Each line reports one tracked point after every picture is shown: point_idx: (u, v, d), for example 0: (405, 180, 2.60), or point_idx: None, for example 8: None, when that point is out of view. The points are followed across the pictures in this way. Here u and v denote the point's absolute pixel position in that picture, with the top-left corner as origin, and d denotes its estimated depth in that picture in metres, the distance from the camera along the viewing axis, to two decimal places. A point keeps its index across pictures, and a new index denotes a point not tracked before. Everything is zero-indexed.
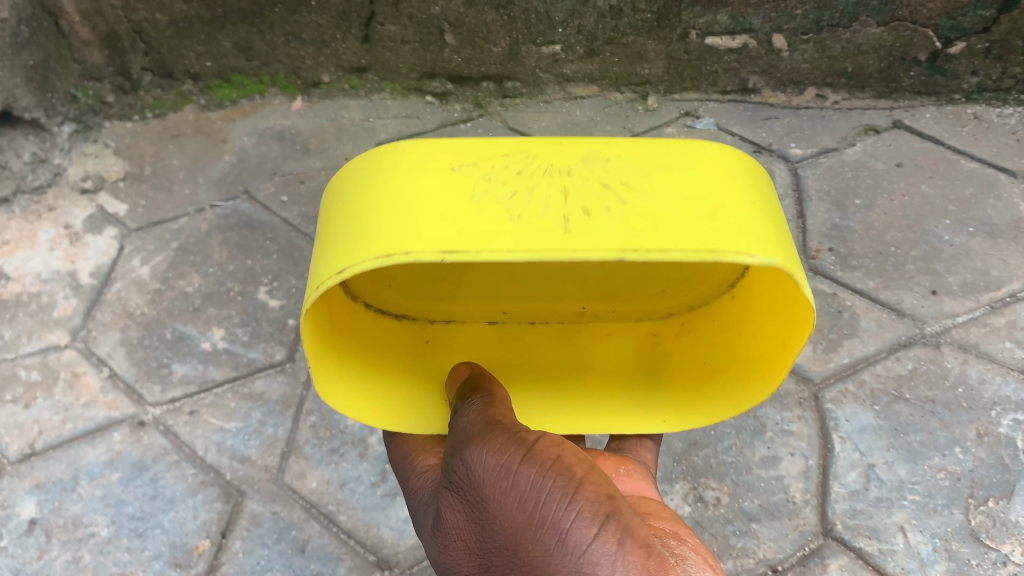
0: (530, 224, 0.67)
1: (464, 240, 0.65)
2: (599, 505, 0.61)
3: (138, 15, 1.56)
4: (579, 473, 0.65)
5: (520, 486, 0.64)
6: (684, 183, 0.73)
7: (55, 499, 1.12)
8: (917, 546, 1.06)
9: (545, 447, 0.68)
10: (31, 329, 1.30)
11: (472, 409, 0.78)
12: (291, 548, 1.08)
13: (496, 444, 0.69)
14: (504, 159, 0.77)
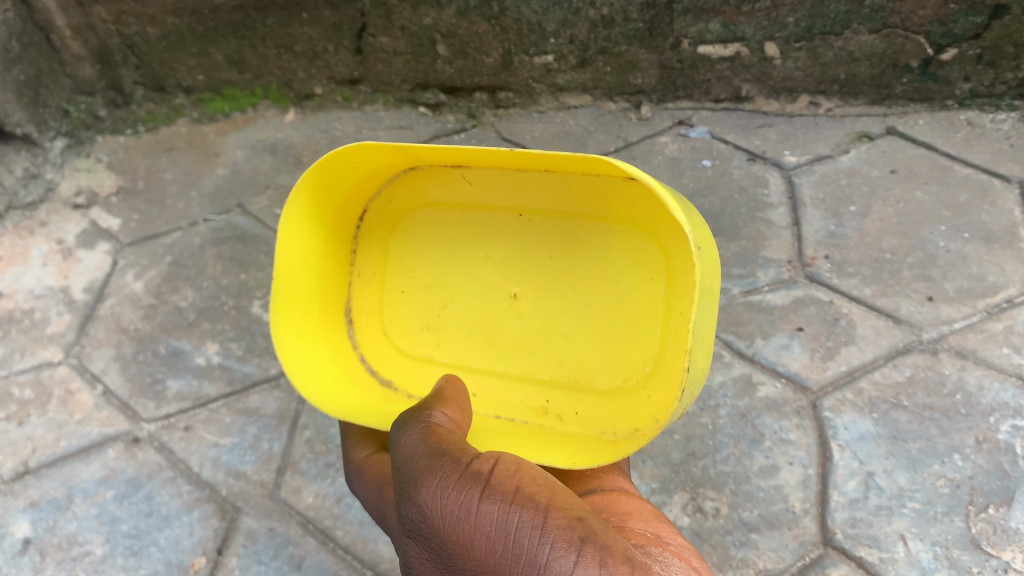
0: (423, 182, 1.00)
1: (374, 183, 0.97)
2: (571, 531, 0.63)
3: (129, 29, 1.55)
4: (542, 501, 0.66)
5: (485, 526, 0.65)
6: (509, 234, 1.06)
7: (49, 518, 1.11)
8: (917, 554, 1.05)
9: (499, 477, 0.68)
10: (24, 346, 1.29)
11: (412, 436, 0.75)
12: (288, 564, 1.06)
13: (448, 479, 0.68)
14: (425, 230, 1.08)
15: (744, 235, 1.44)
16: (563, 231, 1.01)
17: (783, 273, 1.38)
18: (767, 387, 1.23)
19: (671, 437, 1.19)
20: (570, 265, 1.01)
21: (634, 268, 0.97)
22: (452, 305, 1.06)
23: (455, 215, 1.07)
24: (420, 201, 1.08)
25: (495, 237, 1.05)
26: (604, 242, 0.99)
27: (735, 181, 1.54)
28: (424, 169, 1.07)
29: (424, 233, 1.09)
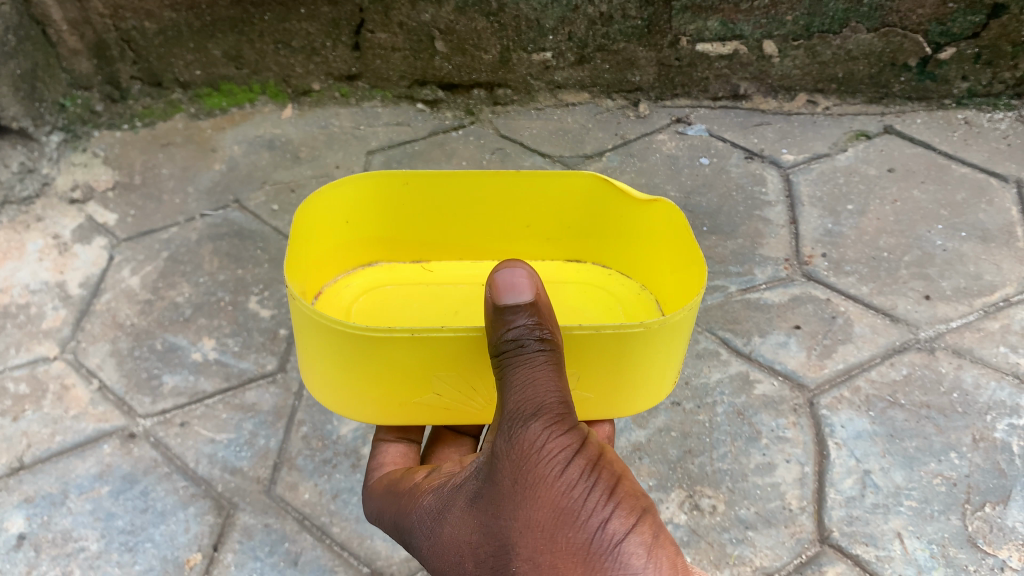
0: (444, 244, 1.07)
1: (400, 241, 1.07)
2: (637, 502, 0.65)
3: (127, 23, 1.55)
4: (619, 472, 0.67)
5: (570, 473, 0.64)
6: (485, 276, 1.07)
7: (43, 513, 1.10)
8: (914, 552, 1.05)
9: (593, 440, 0.68)
10: (19, 340, 1.29)
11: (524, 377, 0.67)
12: (284, 560, 1.06)
13: (558, 420, 0.67)
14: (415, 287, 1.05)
15: (742, 233, 1.44)
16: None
17: (780, 271, 1.38)
18: (764, 385, 1.23)
19: (668, 435, 1.18)
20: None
21: (587, 314, 1.04)
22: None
23: (415, 295, 1.05)
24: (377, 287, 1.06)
25: (457, 306, 1.04)
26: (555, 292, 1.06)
27: (733, 179, 1.54)
28: (383, 264, 1.09)
29: (385, 310, 1.03)
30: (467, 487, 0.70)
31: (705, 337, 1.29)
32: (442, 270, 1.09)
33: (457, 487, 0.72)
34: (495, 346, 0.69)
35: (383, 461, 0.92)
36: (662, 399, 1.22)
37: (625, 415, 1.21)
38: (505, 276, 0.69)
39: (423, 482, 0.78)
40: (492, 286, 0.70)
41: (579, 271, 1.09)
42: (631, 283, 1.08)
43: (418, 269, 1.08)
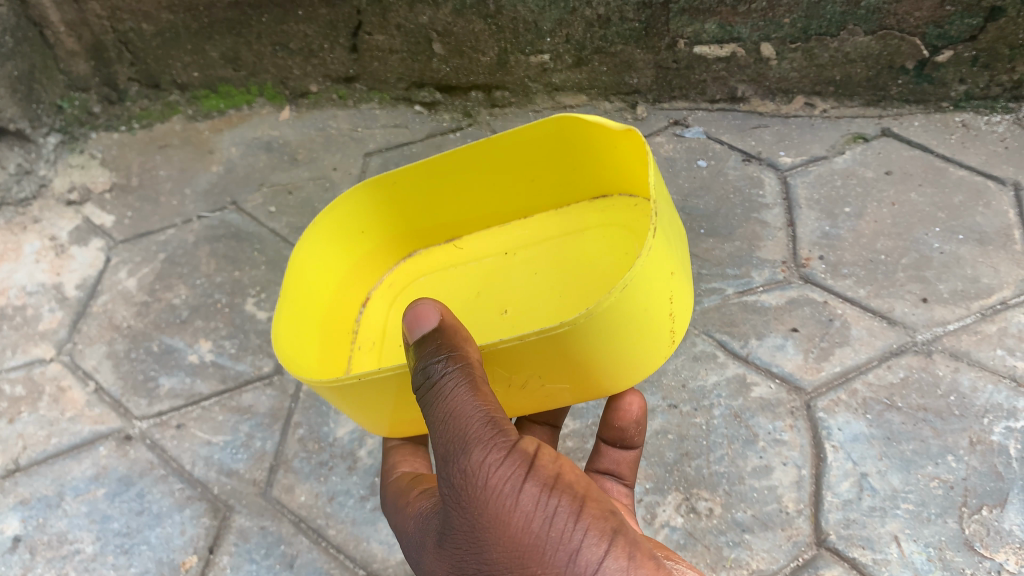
0: (461, 222, 1.17)
1: (430, 234, 1.18)
2: (604, 521, 0.66)
3: (124, 25, 1.54)
4: (578, 488, 0.68)
5: (525, 506, 0.65)
6: (525, 250, 1.11)
7: (39, 515, 1.11)
8: (911, 556, 1.06)
9: (544, 460, 0.68)
10: (17, 342, 1.29)
11: (455, 406, 0.68)
12: (279, 563, 1.05)
13: (497, 451, 0.67)
14: (450, 271, 1.15)
15: (739, 236, 1.44)
16: (542, 250, 1.10)
17: (778, 273, 1.38)
18: (761, 388, 1.23)
19: (665, 437, 1.19)
20: (548, 277, 1.05)
21: (600, 257, 1.03)
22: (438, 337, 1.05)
23: (447, 276, 1.15)
24: (414, 276, 1.17)
25: (481, 278, 1.11)
26: (570, 242, 1.08)
27: (730, 181, 1.54)
28: (421, 253, 1.20)
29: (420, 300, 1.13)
30: (434, 527, 0.73)
31: (702, 339, 1.30)
32: (474, 246, 1.17)
33: (427, 526, 0.75)
34: (416, 386, 0.71)
35: (395, 461, 0.95)
36: (659, 401, 1.23)
37: None
38: (413, 309, 0.73)
39: (412, 503, 0.82)
40: (408, 320, 0.73)
41: (599, 212, 1.09)
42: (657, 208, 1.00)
43: (449, 249, 1.18)
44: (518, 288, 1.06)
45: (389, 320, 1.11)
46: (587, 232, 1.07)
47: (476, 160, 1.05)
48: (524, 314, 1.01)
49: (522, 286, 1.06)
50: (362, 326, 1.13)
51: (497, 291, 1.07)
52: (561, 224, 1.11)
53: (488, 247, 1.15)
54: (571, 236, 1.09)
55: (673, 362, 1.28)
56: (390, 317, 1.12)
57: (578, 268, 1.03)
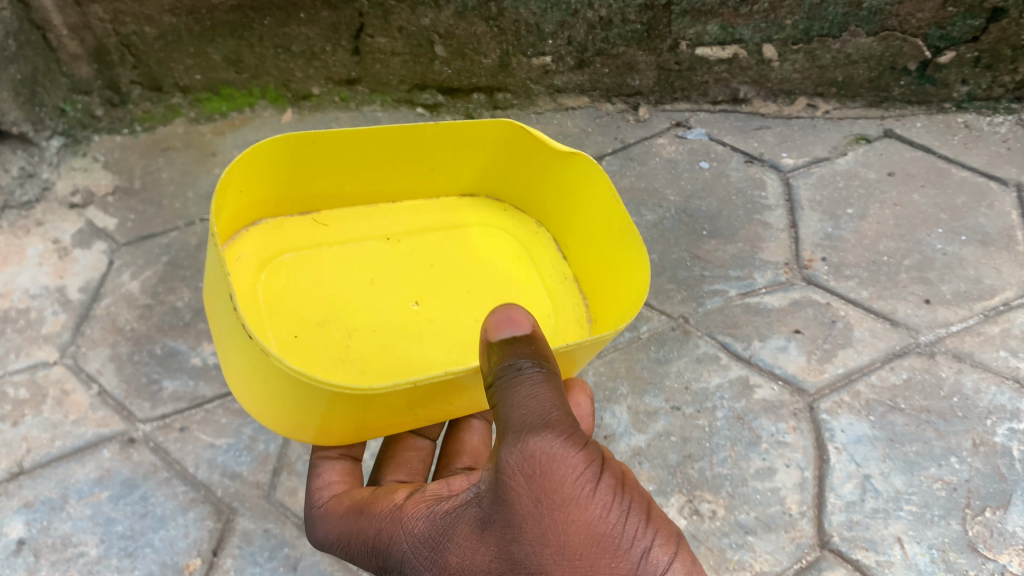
0: (324, 196, 1.10)
1: (287, 202, 1.08)
2: (670, 527, 0.67)
3: (127, 28, 1.54)
4: (642, 493, 0.68)
5: (601, 495, 0.65)
6: (403, 239, 1.15)
7: (43, 518, 1.11)
8: (915, 557, 1.06)
9: (609, 461, 0.69)
10: (19, 345, 1.28)
11: (527, 391, 0.67)
12: (283, 565, 1.07)
13: (571, 439, 0.66)
14: (315, 249, 1.10)
15: (742, 237, 1.44)
16: (433, 242, 1.16)
17: (780, 275, 1.38)
18: (764, 390, 1.22)
19: (668, 439, 1.18)
20: (451, 277, 1.13)
21: (497, 269, 1.16)
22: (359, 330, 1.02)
23: (322, 254, 1.10)
24: (281, 250, 1.07)
25: (374, 265, 1.11)
26: (457, 237, 1.18)
27: (732, 182, 1.54)
28: (267, 223, 1.08)
29: (294, 278, 1.06)
30: (473, 515, 0.68)
31: (704, 342, 1.29)
32: (335, 223, 1.13)
33: (458, 516, 0.70)
34: (494, 375, 0.69)
35: (327, 481, 0.90)
36: (662, 403, 1.22)
37: (626, 419, 1.20)
38: (506, 310, 0.71)
39: (408, 503, 0.76)
40: (490, 326, 0.71)
41: (469, 211, 1.22)
42: (526, 220, 1.23)
43: (308, 224, 1.11)
44: (417, 280, 1.11)
45: (265, 292, 1.02)
46: (477, 238, 1.19)
47: (413, 146, 1.07)
48: (436, 311, 1.07)
49: (426, 279, 1.11)
50: (241, 296, 1.00)
51: (396, 280, 1.10)
52: (432, 216, 1.19)
53: (358, 232, 1.13)
54: (455, 232, 1.18)
55: (677, 363, 1.26)
56: (263, 290, 1.02)
57: (480, 273, 1.15)
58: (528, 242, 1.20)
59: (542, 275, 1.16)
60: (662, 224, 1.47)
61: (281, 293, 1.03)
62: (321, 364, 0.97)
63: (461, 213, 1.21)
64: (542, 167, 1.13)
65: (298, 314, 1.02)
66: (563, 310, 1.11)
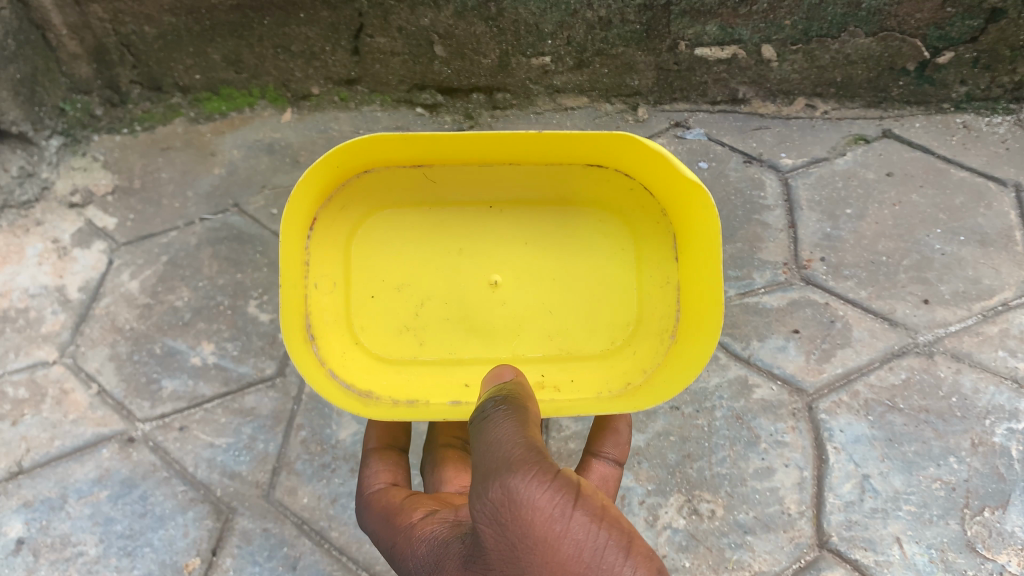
0: (431, 159, 1.08)
1: (394, 160, 1.07)
2: (648, 558, 0.65)
3: (126, 28, 1.54)
4: (620, 524, 0.67)
5: (572, 532, 0.64)
6: (508, 211, 1.12)
7: (43, 518, 1.11)
8: (913, 557, 1.07)
9: (585, 493, 0.68)
10: (19, 345, 1.29)
11: (505, 427, 0.72)
12: (282, 564, 1.08)
13: (542, 476, 0.66)
14: (417, 206, 1.12)
15: (741, 237, 1.44)
16: (537, 220, 1.12)
17: (779, 275, 1.38)
18: (763, 389, 1.22)
19: (667, 438, 1.18)
20: (542, 262, 1.11)
21: (596, 262, 1.11)
22: (430, 306, 1.09)
23: (420, 215, 1.11)
24: (384, 202, 1.11)
25: (467, 236, 1.12)
26: (567, 218, 1.12)
27: (731, 183, 1.54)
28: (380, 169, 1.10)
29: (387, 237, 1.11)
30: (458, 550, 0.70)
31: None
32: (446, 177, 1.11)
33: (448, 549, 0.71)
34: (468, 419, 0.76)
35: (375, 470, 0.93)
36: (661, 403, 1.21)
37: None
38: (493, 371, 0.89)
39: (420, 523, 0.78)
40: (485, 379, 0.89)
41: (596, 186, 1.11)
42: (659, 213, 1.10)
43: (417, 178, 1.11)
44: (503, 259, 1.11)
45: (354, 250, 1.10)
46: (591, 221, 1.12)
47: (509, 142, 1.00)
48: (512, 302, 1.10)
49: (512, 261, 1.11)
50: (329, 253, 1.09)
51: (482, 257, 1.11)
52: (550, 186, 1.12)
53: (466, 195, 1.12)
54: (568, 211, 1.12)
55: None
56: (353, 247, 1.10)
57: (574, 263, 1.11)
58: (642, 248, 1.10)
59: (644, 274, 1.09)
60: None
61: (372, 254, 1.10)
62: (382, 334, 1.09)
63: (585, 190, 1.12)
64: (676, 185, 1.00)
65: (379, 280, 1.10)
66: (649, 321, 1.08)
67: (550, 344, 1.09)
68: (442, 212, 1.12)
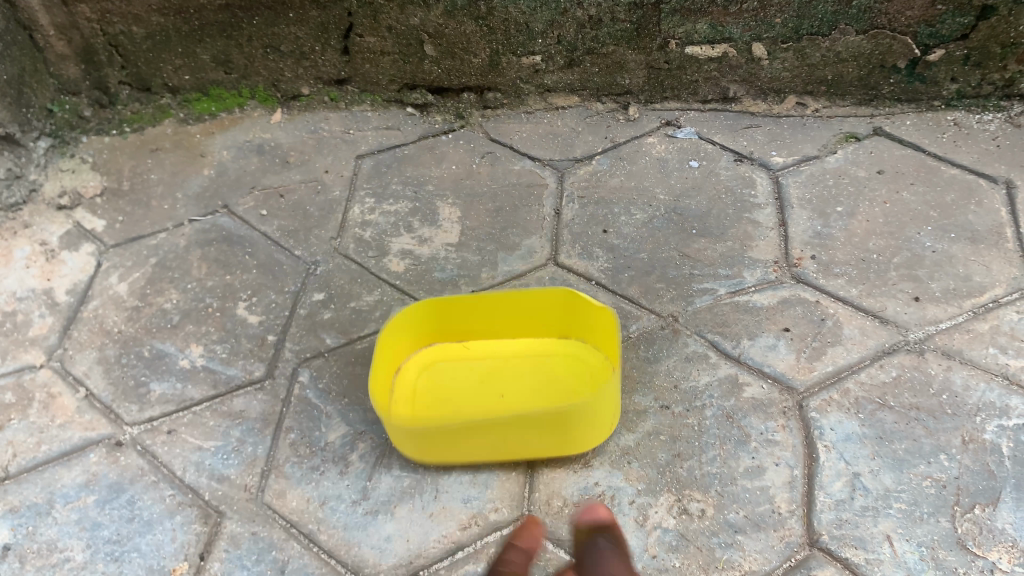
0: (454, 322, 1.27)
1: (430, 333, 1.27)
2: None
3: (115, 28, 1.54)
4: None
5: None
6: (519, 321, 1.27)
7: (29, 524, 1.09)
8: (904, 555, 1.05)
9: None
10: (6, 349, 1.28)
11: None
12: (271, 569, 1.04)
13: None
14: (457, 340, 1.29)
15: (731, 236, 1.44)
16: (542, 317, 1.26)
17: (770, 273, 1.38)
18: (753, 388, 1.22)
19: (657, 438, 1.18)
20: (502, 331, 1.29)
21: (564, 315, 1.25)
22: (470, 393, 1.22)
23: (458, 337, 1.29)
24: (429, 344, 1.28)
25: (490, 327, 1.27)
26: (564, 322, 1.26)
27: (723, 181, 1.54)
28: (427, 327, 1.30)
29: (436, 364, 1.27)
30: None
31: (694, 340, 1.29)
32: (473, 336, 1.29)
33: None
34: None
35: None
36: (651, 402, 1.22)
37: (614, 419, 1.20)
38: None
39: None
40: None
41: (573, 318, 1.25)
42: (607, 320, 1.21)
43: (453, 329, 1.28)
44: (475, 328, 1.28)
45: (416, 370, 1.26)
46: (582, 325, 1.25)
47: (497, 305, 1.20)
48: (483, 364, 1.26)
49: (481, 328, 1.28)
50: (398, 382, 1.24)
51: (459, 331, 1.29)
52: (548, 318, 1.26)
53: (484, 325, 1.28)
54: (564, 322, 1.26)
55: (665, 362, 1.26)
56: (416, 373, 1.26)
57: (534, 324, 1.28)
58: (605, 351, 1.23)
59: (586, 338, 1.27)
60: (652, 223, 1.47)
61: (428, 373, 1.25)
62: (402, 403, 1.21)
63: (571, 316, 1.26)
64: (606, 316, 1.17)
65: (431, 385, 1.24)
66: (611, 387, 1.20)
67: (528, 391, 1.22)
68: (472, 326, 1.28)
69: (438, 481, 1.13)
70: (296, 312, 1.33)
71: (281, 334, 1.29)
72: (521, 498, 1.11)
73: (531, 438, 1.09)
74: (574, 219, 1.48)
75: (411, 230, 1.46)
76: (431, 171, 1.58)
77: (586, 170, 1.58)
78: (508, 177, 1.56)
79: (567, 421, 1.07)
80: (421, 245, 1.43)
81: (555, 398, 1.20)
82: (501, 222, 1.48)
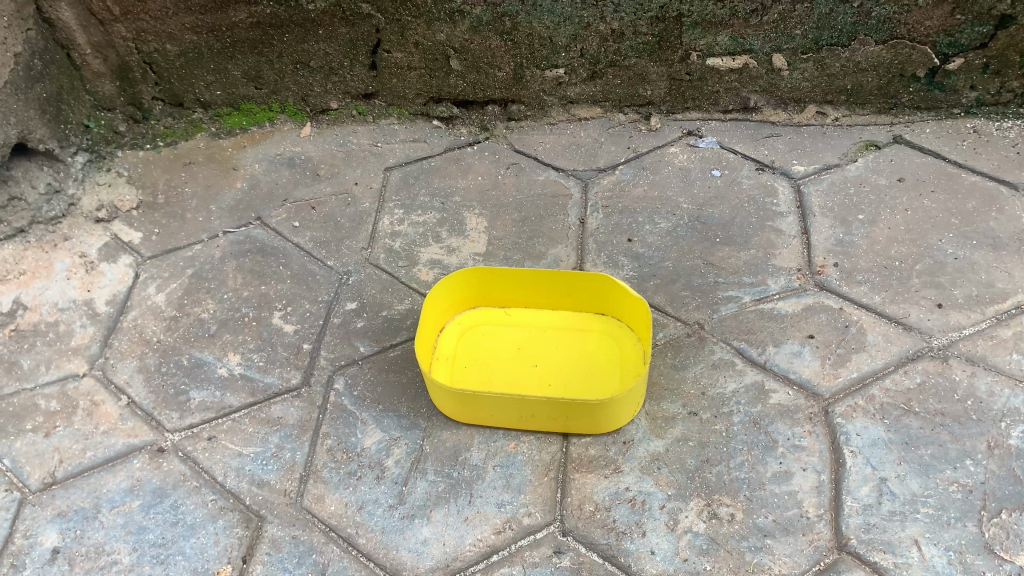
0: (501, 289, 1.33)
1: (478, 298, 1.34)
2: None
3: (149, 46, 1.58)
4: None
5: None
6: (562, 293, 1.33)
7: (77, 528, 1.12)
8: (932, 560, 1.06)
9: None
10: (50, 358, 1.31)
11: None
12: (312, 571, 1.07)
13: None
14: (502, 300, 1.36)
15: (755, 244, 1.46)
16: (579, 295, 1.31)
17: (794, 281, 1.40)
18: (780, 394, 1.24)
19: (685, 444, 1.20)
20: (542, 302, 1.35)
21: (599, 293, 1.30)
22: (508, 355, 1.29)
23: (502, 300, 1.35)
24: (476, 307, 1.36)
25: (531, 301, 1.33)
26: (600, 300, 1.31)
27: (745, 190, 1.57)
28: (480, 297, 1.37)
29: (481, 326, 1.34)
30: None
31: (720, 347, 1.31)
32: (518, 302, 1.36)
33: None
34: None
35: None
36: (680, 408, 1.24)
37: (643, 426, 1.22)
38: None
39: None
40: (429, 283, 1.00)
41: (609, 300, 1.30)
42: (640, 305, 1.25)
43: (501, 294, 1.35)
44: (516, 296, 1.35)
45: (461, 330, 1.33)
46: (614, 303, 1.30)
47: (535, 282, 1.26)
48: (522, 332, 1.33)
49: (523, 297, 1.35)
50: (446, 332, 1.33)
51: (500, 298, 1.36)
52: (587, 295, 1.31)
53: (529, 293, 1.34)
54: (600, 299, 1.31)
55: (692, 369, 1.28)
56: (460, 328, 1.34)
57: (571, 298, 1.33)
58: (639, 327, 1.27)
59: (622, 320, 1.31)
60: (676, 232, 1.50)
61: (471, 331, 1.33)
62: (444, 362, 1.28)
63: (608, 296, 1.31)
64: (637, 297, 1.21)
65: (474, 342, 1.31)
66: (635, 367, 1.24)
67: (562, 363, 1.27)
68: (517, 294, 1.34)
69: (472, 486, 1.15)
70: (330, 321, 1.36)
71: (316, 343, 1.32)
72: (554, 502, 1.13)
73: (554, 413, 1.15)
74: (599, 229, 1.51)
75: (439, 240, 1.49)
76: (457, 182, 1.60)
77: (609, 179, 1.60)
78: (533, 188, 1.59)
79: (595, 410, 1.12)
80: (449, 255, 1.46)
81: (588, 370, 1.25)
82: (528, 232, 1.50)
